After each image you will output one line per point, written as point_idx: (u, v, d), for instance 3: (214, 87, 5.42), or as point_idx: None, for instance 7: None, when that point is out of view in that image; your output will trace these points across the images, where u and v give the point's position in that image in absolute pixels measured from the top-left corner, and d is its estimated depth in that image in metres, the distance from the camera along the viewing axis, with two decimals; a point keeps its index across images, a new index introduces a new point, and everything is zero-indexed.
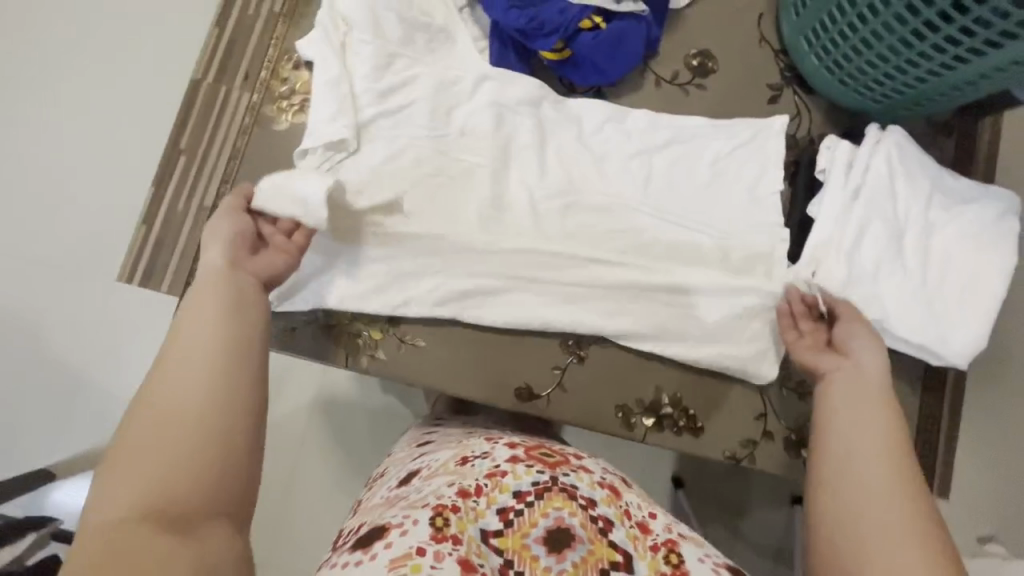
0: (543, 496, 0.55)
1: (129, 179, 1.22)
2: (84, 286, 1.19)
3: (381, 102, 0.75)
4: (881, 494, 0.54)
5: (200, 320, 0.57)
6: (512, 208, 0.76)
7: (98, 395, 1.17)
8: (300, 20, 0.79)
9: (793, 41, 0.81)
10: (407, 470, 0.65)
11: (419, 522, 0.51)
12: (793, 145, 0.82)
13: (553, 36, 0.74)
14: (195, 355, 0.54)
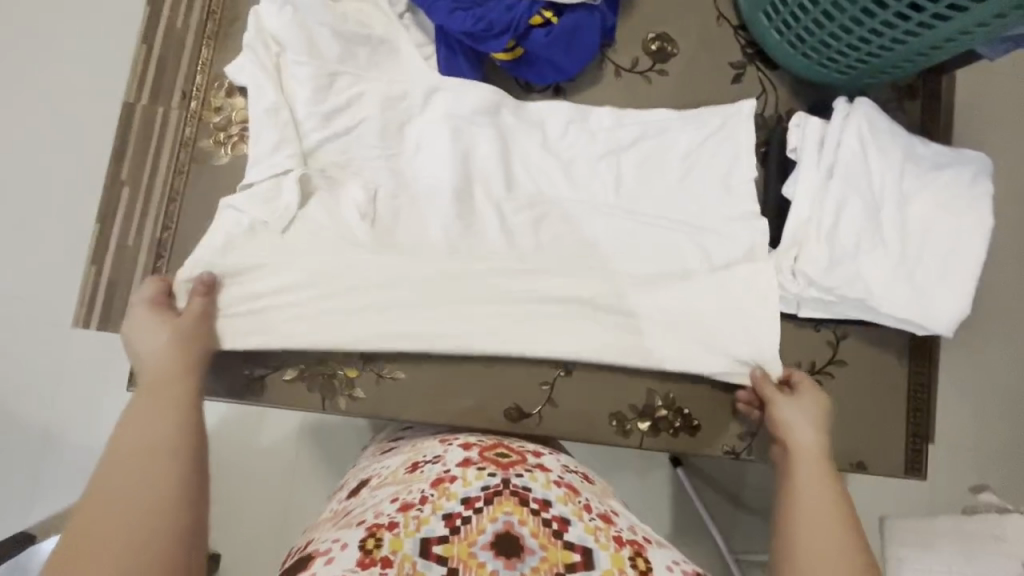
0: (492, 501, 0.52)
1: (68, 224, 1.14)
2: (34, 342, 1.11)
3: (322, 115, 0.69)
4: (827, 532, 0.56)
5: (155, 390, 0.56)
6: (481, 220, 0.72)
7: (65, 454, 1.09)
8: (227, 39, 0.72)
9: (751, 17, 0.78)
10: (361, 478, 0.63)
11: (347, 547, 0.49)
12: (761, 124, 0.80)
13: (504, 36, 0.68)
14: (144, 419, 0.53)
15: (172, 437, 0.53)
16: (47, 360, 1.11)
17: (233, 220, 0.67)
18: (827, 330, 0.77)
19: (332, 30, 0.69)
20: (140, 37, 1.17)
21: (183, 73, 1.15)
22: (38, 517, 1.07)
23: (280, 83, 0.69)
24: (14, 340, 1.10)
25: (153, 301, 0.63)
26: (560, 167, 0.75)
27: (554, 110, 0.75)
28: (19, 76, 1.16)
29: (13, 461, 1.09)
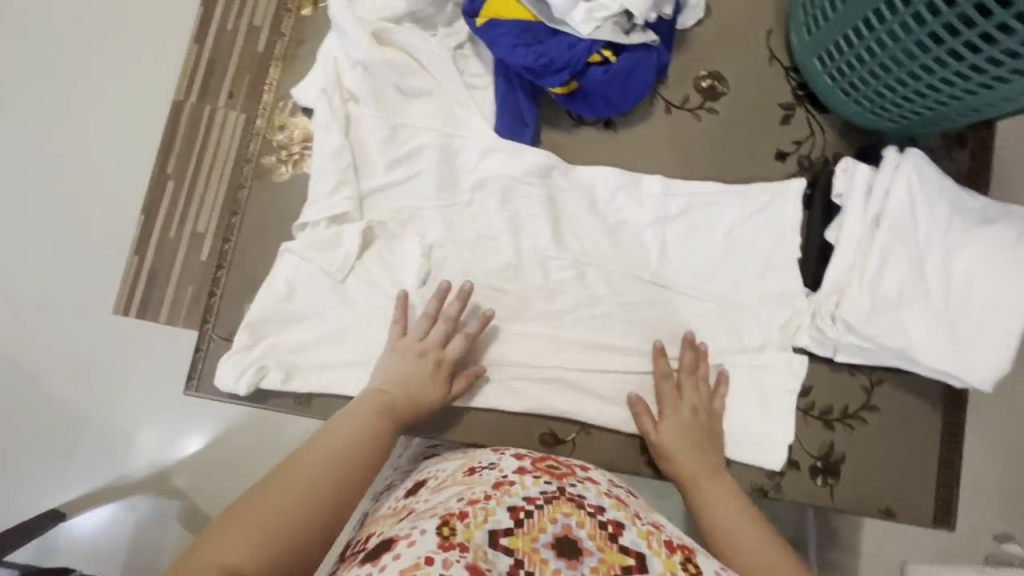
0: (551, 502, 0.54)
1: (116, 216, 1.18)
2: (79, 330, 1.15)
3: (385, 162, 0.72)
4: (748, 530, 0.56)
5: (357, 412, 0.59)
6: (527, 251, 0.75)
7: (105, 437, 1.13)
8: (292, 61, 0.75)
9: (805, 60, 0.79)
10: (415, 478, 0.65)
11: (426, 533, 0.50)
12: (807, 166, 0.81)
13: (563, 72, 0.69)
14: (341, 431, 0.56)
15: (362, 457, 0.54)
16: (89, 349, 1.14)
17: (294, 268, 0.70)
18: (862, 374, 0.78)
19: (396, 86, 0.71)
20: (193, 38, 1.21)
21: (232, 72, 1.20)
22: (64, 497, 1.11)
23: (347, 122, 0.71)
24: (62, 326, 1.15)
25: (410, 334, 0.67)
26: (602, 201, 0.77)
27: (603, 148, 0.78)
28: (81, 71, 1.21)
29: (54, 444, 1.13)
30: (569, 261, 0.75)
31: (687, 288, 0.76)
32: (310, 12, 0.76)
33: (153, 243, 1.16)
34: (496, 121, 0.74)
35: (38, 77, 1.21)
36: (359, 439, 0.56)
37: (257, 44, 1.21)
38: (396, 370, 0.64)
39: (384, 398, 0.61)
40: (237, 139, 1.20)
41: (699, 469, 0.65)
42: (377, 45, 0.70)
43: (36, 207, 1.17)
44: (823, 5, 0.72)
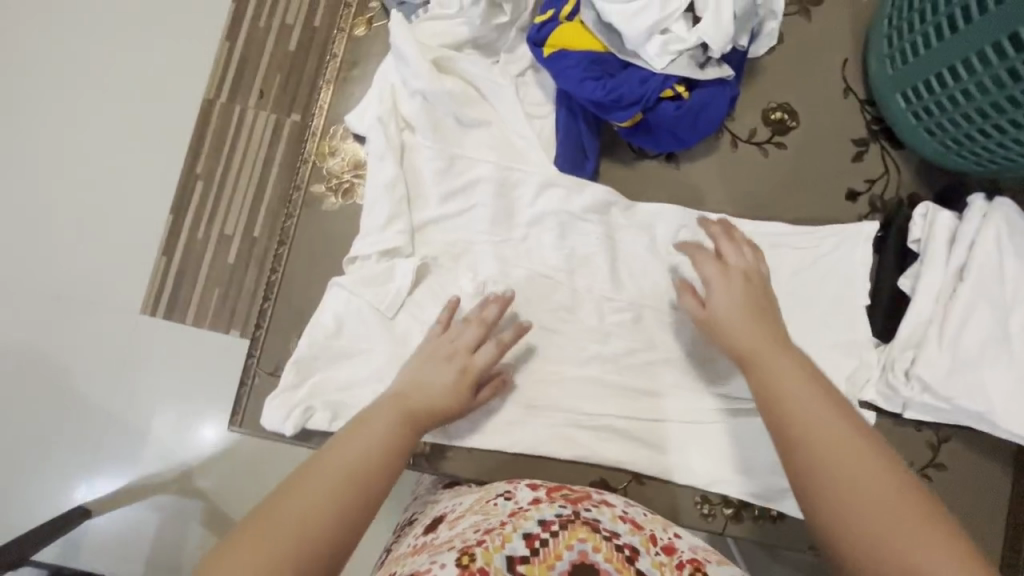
0: (567, 527, 0.51)
1: (146, 219, 1.14)
2: (105, 335, 1.11)
3: (438, 195, 0.69)
4: (862, 485, 0.43)
5: (365, 430, 0.51)
6: (583, 289, 0.72)
7: (125, 438, 1.09)
8: (343, 83, 0.72)
9: (884, 95, 0.74)
10: (435, 513, 0.63)
11: (446, 566, 0.48)
12: (879, 208, 0.76)
13: (632, 108, 0.65)
14: (344, 454, 0.48)
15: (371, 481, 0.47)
16: (110, 352, 1.11)
17: (342, 303, 0.67)
18: (929, 430, 0.74)
19: (456, 116, 0.68)
20: (226, 37, 1.18)
21: (262, 71, 1.16)
22: (84, 498, 1.08)
23: (402, 151, 0.68)
24: (86, 329, 1.11)
25: (442, 333, 0.62)
26: (661, 239, 0.73)
27: (664, 183, 0.75)
28: (114, 67, 1.18)
29: (71, 443, 1.09)
30: (626, 303, 0.72)
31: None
32: (364, 33, 0.73)
33: (182, 243, 1.13)
34: (556, 154, 0.70)
35: (67, 73, 1.17)
36: (363, 466, 0.47)
37: (289, 43, 1.17)
38: (424, 375, 0.58)
39: (401, 406, 0.54)
40: (267, 141, 1.16)
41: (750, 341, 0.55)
42: (438, 73, 0.66)
43: (62, 208, 1.15)
44: (914, 39, 0.67)
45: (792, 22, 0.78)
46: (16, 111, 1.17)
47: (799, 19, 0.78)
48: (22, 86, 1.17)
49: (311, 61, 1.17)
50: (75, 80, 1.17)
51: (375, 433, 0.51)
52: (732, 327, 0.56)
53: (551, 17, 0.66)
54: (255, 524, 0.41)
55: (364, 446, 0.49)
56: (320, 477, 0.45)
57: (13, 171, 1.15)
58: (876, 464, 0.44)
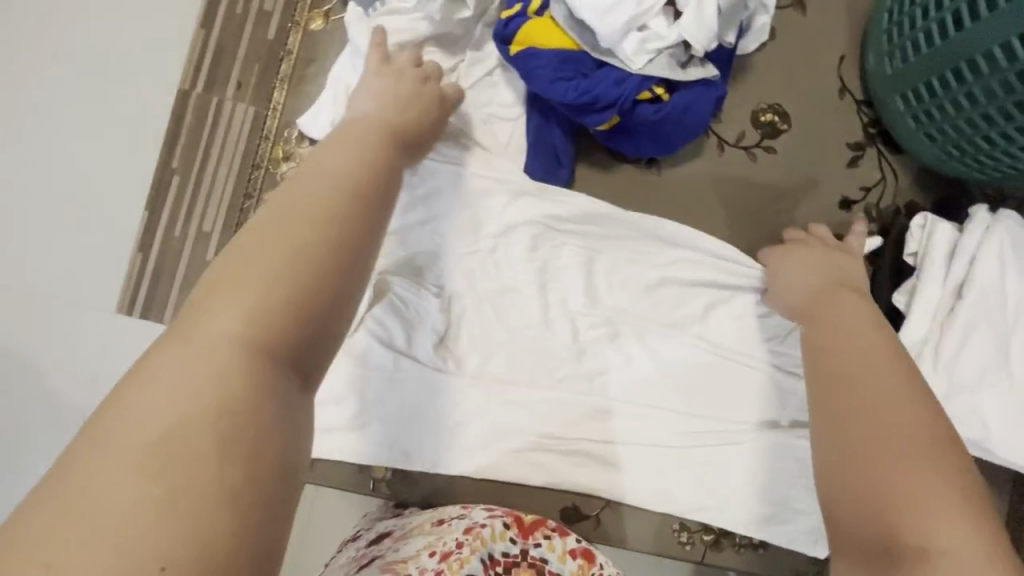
0: (511, 569, 0.53)
1: (103, 213, 1.05)
2: (55, 336, 1.02)
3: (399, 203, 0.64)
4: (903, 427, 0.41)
5: (331, 152, 0.42)
6: (557, 304, 0.67)
7: None
8: (300, 81, 0.67)
9: (883, 95, 0.69)
10: (380, 529, 0.59)
11: None
12: (874, 217, 0.71)
13: (608, 111, 0.60)
14: (311, 178, 0.39)
15: (339, 213, 0.37)
16: (66, 360, 1.01)
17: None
18: None
19: None
20: (198, 22, 1.08)
21: (239, 63, 1.06)
22: None
23: None
24: (36, 329, 1.03)
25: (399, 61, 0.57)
26: (635, 248, 0.68)
27: (644, 190, 0.70)
28: (71, 46, 1.08)
29: (30, 448, 1.00)
30: (603, 318, 0.68)
31: (712, 347, 0.68)
32: (321, 26, 0.67)
33: (157, 241, 1.04)
34: (527, 162, 0.66)
35: (19, 50, 1.08)
36: (337, 188, 0.39)
37: (268, 30, 1.06)
38: (376, 102, 0.52)
39: (359, 138, 0.45)
40: (245, 133, 1.04)
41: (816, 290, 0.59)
42: None
43: (16, 202, 1.05)
44: (915, 36, 0.62)
45: (785, 15, 0.72)
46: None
47: (792, 12, 0.72)
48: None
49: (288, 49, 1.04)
50: (27, 59, 1.08)
51: (346, 151, 0.43)
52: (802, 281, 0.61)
53: (518, 11, 0.61)
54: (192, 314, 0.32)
55: (335, 163, 0.41)
56: (282, 208, 0.36)
57: None
58: (926, 426, 0.41)
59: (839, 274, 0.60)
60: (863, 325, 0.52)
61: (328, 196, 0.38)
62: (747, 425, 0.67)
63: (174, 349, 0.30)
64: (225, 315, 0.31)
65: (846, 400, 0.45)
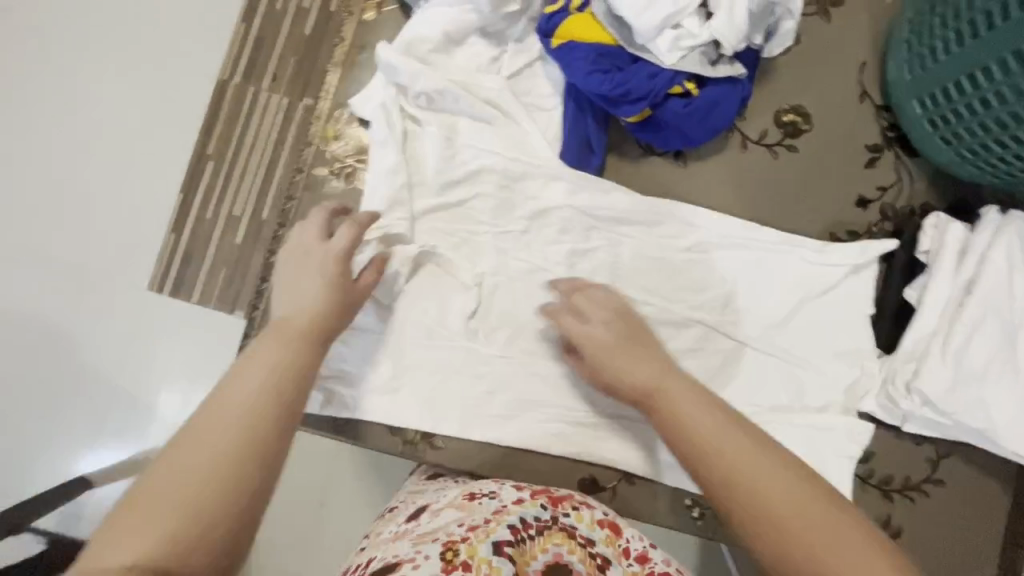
0: (543, 532, 0.53)
1: (148, 191, 1.12)
2: (104, 304, 1.09)
3: (439, 183, 0.69)
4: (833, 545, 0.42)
5: (247, 370, 0.46)
6: (584, 284, 0.71)
7: (131, 403, 1.07)
8: (351, 66, 0.71)
9: (901, 101, 0.72)
10: (416, 501, 0.60)
11: (430, 557, 0.48)
12: (890, 216, 0.75)
13: (640, 103, 0.64)
14: (224, 408, 0.44)
15: (272, 414, 0.44)
16: (111, 326, 1.09)
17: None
18: (928, 446, 0.73)
19: (469, 114, 0.68)
20: (242, 14, 1.14)
21: (278, 52, 1.13)
22: (90, 463, 1.06)
23: (404, 139, 0.68)
24: (82, 296, 1.09)
25: (310, 238, 0.59)
26: (765, 254, 0.73)
27: (669, 182, 0.74)
28: (126, 32, 1.14)
29: (76, 409, 1.08)
30: (628, 299, 0.71)
31: (729, 333, 0.72)
32: (373, 17, 0.72)
33: (190, 224, 1.10)
34: (561, 149, 0.70)
35: (79, 36, 1.14)
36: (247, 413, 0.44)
37: (306, 24, 1.13)
38: (298, 283, 0.56)
39: (290, 330, 0.51)
40: (279, 124, 1.13)
41: (641, 370, 0.56)
42: (438, 73, 0.66)
43: (70, 180, 1.12)
44: (938, 43, 0.65)
45: (809, 22, 0.76)
46: (22, 76, 1.13)
47: (817, 20, 0.76)
48: (30, 52, 1.14)
49: (325, 51, 1.13)
50: (85, 43, 1.14)
51: (280, 349, 0.49)
52: (619, 356, 0.58)
53: (561, 7, 0.65)
54: (126, 511, 0.39)
55: (273, 357, 0.48)
56: (193, 440, 0.42)
57: (19, 131, 1.13)
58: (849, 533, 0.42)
59: (641, 364, 0.56)
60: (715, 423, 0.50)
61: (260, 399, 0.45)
62: (758, 408, 0.71)
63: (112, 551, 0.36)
64: (126, 548, 0.37)
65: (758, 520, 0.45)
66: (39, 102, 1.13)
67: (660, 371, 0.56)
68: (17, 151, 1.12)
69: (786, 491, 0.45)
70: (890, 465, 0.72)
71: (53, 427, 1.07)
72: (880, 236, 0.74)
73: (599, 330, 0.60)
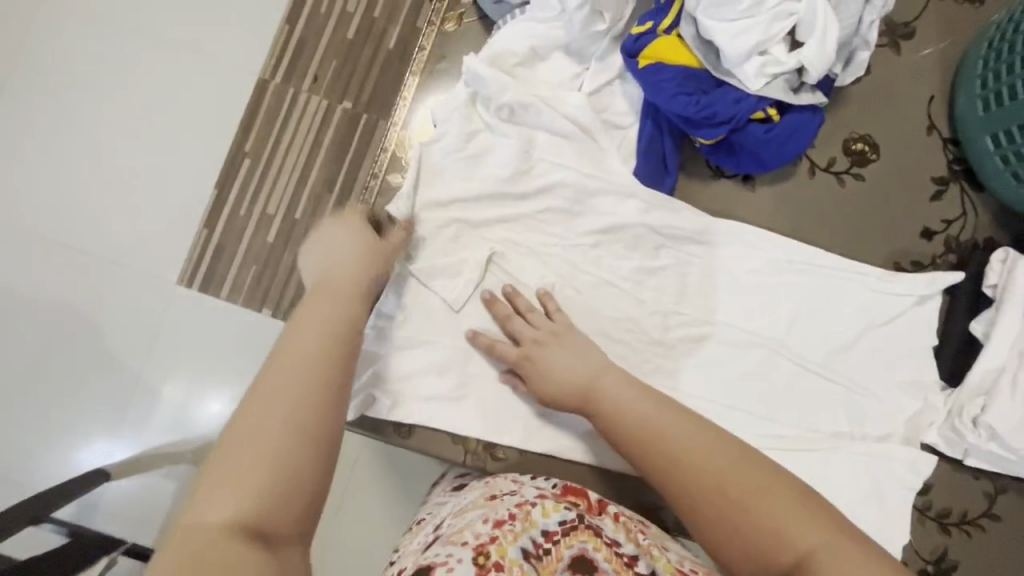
0: (569, 533, 0.51)
1: (182, 181, 1.08)
2: (131, 294, 1.05)
3: (514, 195, 0.69)
4: (790, 507, 0.46)
5: (303, 332, 0.47)
6: (650, 301, 0.71)
7: (147, 399, 1.04)
8: (429, 76, 0.73)
9: (971, 136, 0.73)
10: (442, 513, 0.60)
11: (464, 561, 0.47)
12: (954, 249, 0.75)
13: (721, 127, 0.65)
14: (284, 367, 0.44)
15: (337, 357, 0.46)
16: (137, 319, 1.05)
17: (412, 296, 0.67)
18: (985, 480, 0.72)
19: (549, 128, 0.69)
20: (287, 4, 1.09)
21: (320, 54, 1.08)
22: (99, 458, 1.03)
23: (482, 150, 0.69)
24: (110, 285, 1.05)
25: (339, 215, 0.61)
26: (828, 280, 0.73)
27: (738, 204, 0.74)
28: (165, 13, 1.09)
29: (87, 402, 1.04)
30: (692, 319, 0.72)
31: (792, 357, 0.72)
32: (453, 28, 0.73)
33: (224, 219, 1.06)
34: (636, 166, 0.70)
35: (113, 14, 1.09)
36: (310, 371, 0.44)
37: (352, 22, 1.09)
38: (332, 245, 0.58)
39: (328, 288, 0.53)
40: (318, 123, 1.08)
41: (581, 370, 0.60)
42: (520, 88, 0.67)
43: (98, 167, 1.07)
44: (1013, 83, 0.66)
45: (881, 54, 0.77)
46: (50, 53, 1.08)
47: (888, 52, 0.77)
48: (58, 26, 1.09)
49: (367, 53, 1.08)
50: (120, 22, 1.09)
51: (328, 302, 0.51)
52: (557, 360, 0.62)
53: (648, 28, 0.66)
54: (223, 450, 0.40)
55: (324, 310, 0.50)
56: (265, 395, 0.42)
57: (47, 108, 1.08)
58: (787, 492, 0.47)
59: (592, 363, 0.60)
60: (652, 417, 0.54)
61: (327, 342, 0.46)
62: (819, 434, 0.71)
63: (218, 486, 0.38)
64: (216, 508, 0.37)
65: (718, 502, 0.47)
66: (66, 81, 1.08)
67: (606, 366, 0.60)
68: (42, 133, 1.08)
69: (765, 505, 0.46)
70: (949, 497, 0.72)
71: (64, 420, 1.03)
72: (944, 269, 0.75)
73: (551, 335, 0.64)
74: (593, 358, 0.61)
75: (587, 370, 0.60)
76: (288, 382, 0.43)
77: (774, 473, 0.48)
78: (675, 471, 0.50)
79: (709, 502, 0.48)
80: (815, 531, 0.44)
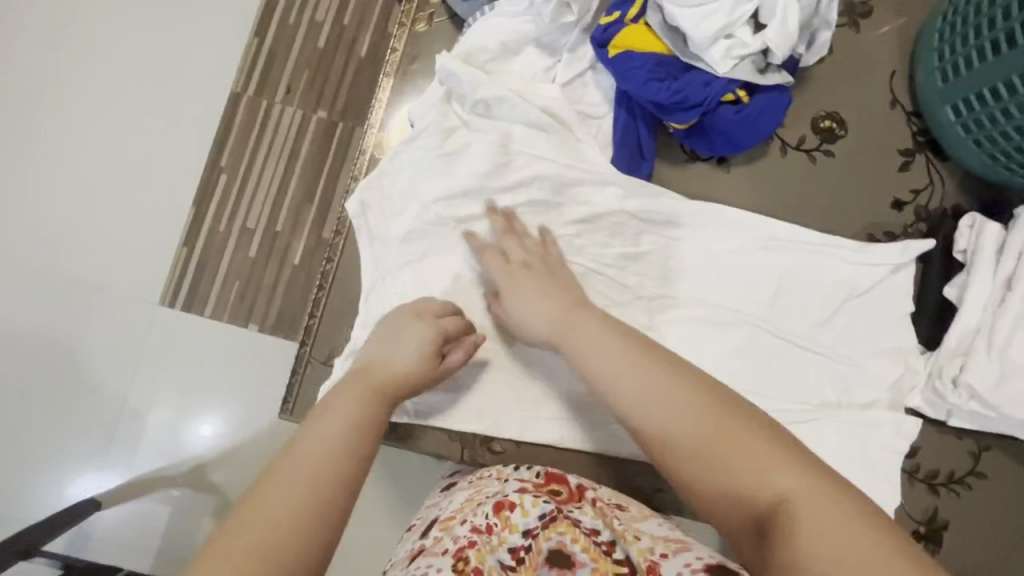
0: (548, 526, 0.52)
1: (158, 198, 1.06)
2: (112, 316, 1.04)
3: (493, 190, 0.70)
4: (778, 472, 0.44)
5: (324, 424, 0.47)
6: (635, 287, 0.72)
7: (135, 422, 1.02)
8: (403, 79, 0.73)
9: (932, 107, 0.75)
10: (431, 516, 0.59)
11: (441, 570, 0.48)
12: (923, 217, 0.77)
13: (693, 111, 0.67)
14: (297, 459, 0.44)
15: (355, 460, 0.46)
16: (120, 341, 1.03)
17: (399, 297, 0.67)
18: (969, 440, 0.74)
19: (525, 121, 0.70)
20: (254, 16, 1.09)
21: (290, 66, 1.08)
22: (88, 485, 1.01)
23: (458, 147, 0.69)
24: (90, 308, 1.04)
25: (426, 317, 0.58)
26: (806, 255, 0.74)
27: (715, 185, 0.76)
28: (131, 31, 1.08)
29: (72, 429, 1.02)
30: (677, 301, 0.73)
31: (776, 332, 0.73)
32: (424, 29, 0.74)
33: (204, 234, 1.05)
34: (613, 155, 0.72)
35: (78, 35, 1.08)
36: (327, 471, 0.44)
37: (320, 33, 1.08)
38: (388, 348, 0.55)
39: (367, 387, 0.51)
40: (292, 134, 1.07)
41: (555, 310, 0.59)
42: (495, 83, 0.68)
43: (71, 188, 1.06)
44: (968, 53, 0.69)
45: (842, 33, 0.79)
46: (15, 76, 1.06)
47: (848, 31, 0.79)
48: (22, 50, 1.07)
49: (338, 63, 1.08)
50: (85, 42, 1.07)
51: (353, 397, 0.50)
52: (526, 295, 0.61)
53: (616, 18, 0.67)
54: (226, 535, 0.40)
55: (349, 407, 0.49)
56: (277, 485, 0.42)
57: (14, 133, 1.06)
58: (778, 458, 0.45)
59: (566, 300, 0.59)
60: (641, 370, 0.51)
61: (349, 438, 0.46)
62: (808, 405, 0.72)
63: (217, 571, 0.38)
64: None
65: (701, 475, 0.47)
66: (32, 105, 1.06)
67: (588, 307, 0.58)
68: (11, 160, 1.05)
69: (747, 467, 0.45)
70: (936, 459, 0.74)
71: (49, 449, 1.01)
72: (915, 237, 0.77)
73: (526, 274, 0.62)
74: (570, 296, 0.60)
75: (564, 311, 0.59)
76: (305, 476, 0.43)
77: (766, 437, 0.46)
78: (660, 448, 0.49)
79: (696, 476, 0.47)
80: (803, 496, 0.42)
